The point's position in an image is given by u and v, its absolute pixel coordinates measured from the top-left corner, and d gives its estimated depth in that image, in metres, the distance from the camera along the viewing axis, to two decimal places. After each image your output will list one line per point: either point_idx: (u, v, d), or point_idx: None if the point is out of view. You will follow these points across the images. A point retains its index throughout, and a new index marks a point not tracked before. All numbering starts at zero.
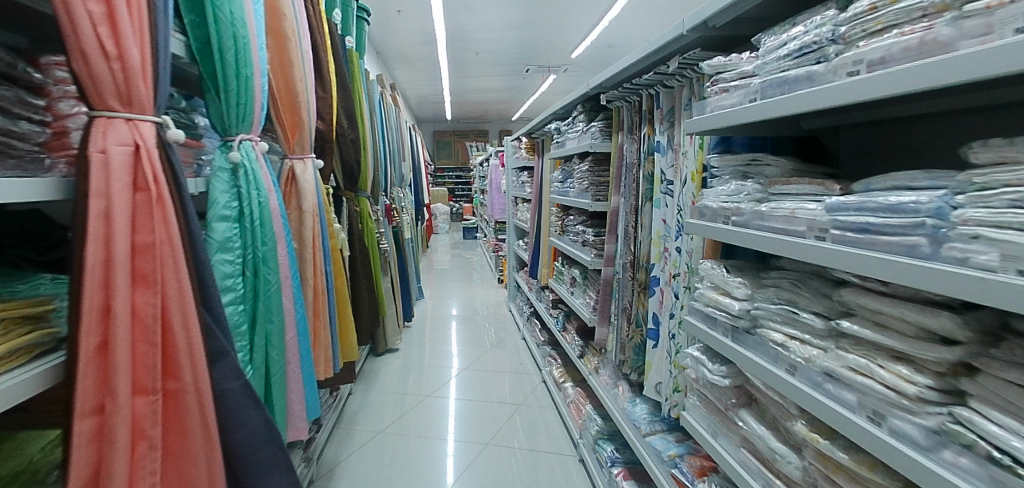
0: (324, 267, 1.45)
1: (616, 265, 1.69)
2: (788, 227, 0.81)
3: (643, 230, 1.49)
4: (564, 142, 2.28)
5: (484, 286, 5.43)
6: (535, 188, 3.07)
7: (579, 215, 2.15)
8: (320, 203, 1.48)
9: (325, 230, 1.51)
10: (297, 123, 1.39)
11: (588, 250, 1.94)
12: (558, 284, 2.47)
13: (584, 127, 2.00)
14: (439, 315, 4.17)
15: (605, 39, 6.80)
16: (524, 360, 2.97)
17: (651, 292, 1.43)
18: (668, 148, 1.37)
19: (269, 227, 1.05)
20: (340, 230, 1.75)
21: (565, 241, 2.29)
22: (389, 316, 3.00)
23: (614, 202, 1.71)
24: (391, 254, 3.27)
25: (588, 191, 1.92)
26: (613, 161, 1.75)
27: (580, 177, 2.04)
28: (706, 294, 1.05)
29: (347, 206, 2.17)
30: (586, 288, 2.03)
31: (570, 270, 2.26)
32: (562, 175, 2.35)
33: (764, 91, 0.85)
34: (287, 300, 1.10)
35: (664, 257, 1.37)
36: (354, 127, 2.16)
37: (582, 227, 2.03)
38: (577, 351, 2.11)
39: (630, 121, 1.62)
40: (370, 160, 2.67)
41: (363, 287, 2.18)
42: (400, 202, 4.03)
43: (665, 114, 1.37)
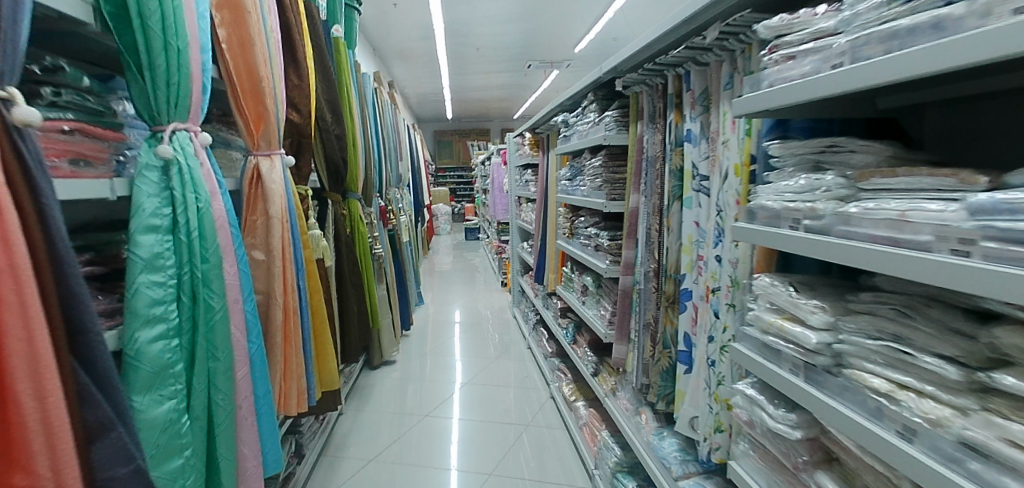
0: (296, 283, 1.24)
1: (637, 275, 1.47)
2: (900, 236, 0.58)
3: (669, 235, 1.28)
4: (572, 136, 2.05)
5: (488, 289, 5.22)
6: (540, 187, 2.85)
7: (590, 216, 1.92)
8: (293, 209, 1.27)
9: (299, 240, 1.29)
10: (262, 114, 1.18)
11: (602, 256, 1.72)
12: (568, 292, 2.25)
13: (595, 119, 1.78)
14: (440, 321, 3.97)
15: (610, 31, 6.56)
16: (530, 372, 2.76)
17: (682, 309, 1.21)
18: (702, 137, 1.15)
19: (214, 241, 0.84)
20: (320, 237, 1.55)
21: (575, 246, 2.06)
22: (386, 326, 2.81)
23: (633, 202, 1.49)
24: (387, 260, 3.07)
25: (601, 190, 1.70)
26: (631, 155, 1.53)
27: (591, 174, 1.82)
28: (766, 319, 0.83)
29: (334, 209, 1.96)
30: (600, 298, 1.82)
31: (580, 278, 2.05)
32: (570, 173, 2.13)
33: (854, 52, 0.63)
34: (240, 331, 0.89)
35: (698, 268, 1.16)
36: (340, 121, 1.95)
37: (594, 230, 1.81)
38: (590, 367, 1.90)
39: (652, 108, 1.40)
40: (361, 159, 2.47)
41: (352, 298, 1.98)
42: (397, 204, 3.83)
43: (697, 97, 1.16)
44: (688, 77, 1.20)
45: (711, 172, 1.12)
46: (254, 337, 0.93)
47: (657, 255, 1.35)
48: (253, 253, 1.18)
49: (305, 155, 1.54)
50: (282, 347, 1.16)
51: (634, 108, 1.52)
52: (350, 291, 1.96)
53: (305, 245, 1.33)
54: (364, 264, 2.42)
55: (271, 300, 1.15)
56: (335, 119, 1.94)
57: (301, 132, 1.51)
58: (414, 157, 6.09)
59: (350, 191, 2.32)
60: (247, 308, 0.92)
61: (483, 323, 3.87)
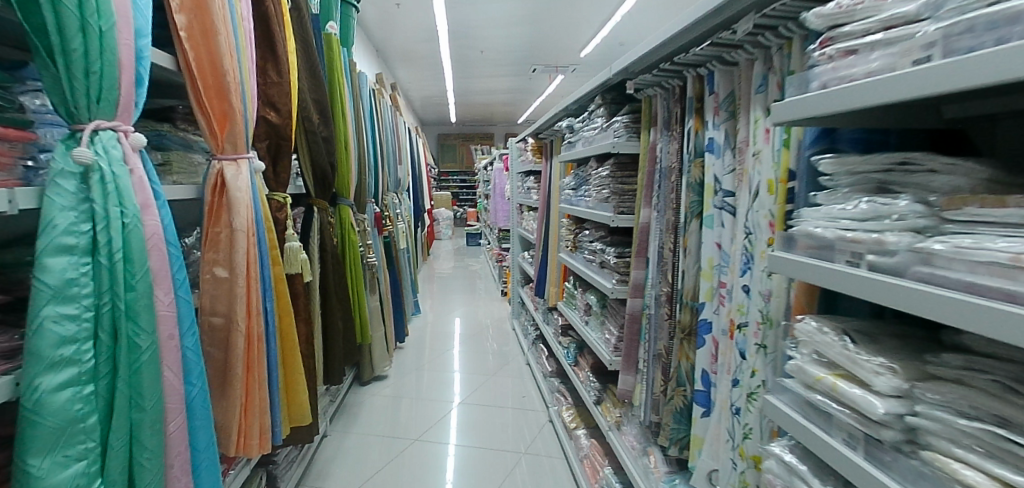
0: (261, 305, 1.10)
1: (647, 298, 1.33)
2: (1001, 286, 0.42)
3: (686, 258, 1.13)
4: (577, 143, 1.91)
5: (488, 298, 5.07)
6: (542, 196, 2.71)
7: (594, 230, 1.77)
8: (262, 221, 1.13)
9: (267, 256, 1.15)
10: (228, 113, 1.05)
11: (608, 274, 1.58)
12: (570, 309, 2.10)
13: (602, 125, 1.64)
14: (438, 331, 3.82)
15: (617, 36, 6.45)
16: (528, 391, 2.60)
17: (700, 344, 1.06)
18: (727, 147, 1.02)
19: (144, 265, 0.69)
20: (297, 249, 1.41)
21: (579, 261, 1.91)
22: (378, 339, 2.66)
23: (644, 217, 1.34)
24: (381, 268, 2.93)
25: (608, 201, 1.56)
26: (643, 166, 1.39)
27: (596, 184, 1.68)
28: (812, 374, 0.68)
29: (320, 217, 1.83)
30: (604, 320, 1.66)
31: (583, 295, 1.89)
32: (575, 182, 1.99)
33: (947, 42, 0.48)
34: (176, 373, 0.74)
35: (721, 298, 1.01)
36: (327, 123, 1.82)
37: (599, 245, 1.66)
38: (592, 394, 1.74)
39: (667, 113, 1.26)
40: (352, 162, 2.34)
41: (337, 313, 1.83)
42: (394, 209, 3.69)
43: (721, 102, 1.02)
44: (711, 79, 1.06)
45: (738, 188, 0.98)
46: (194, 378, 0.79)
47: (671, 279, 1.20)
48: (216, 270, 1.04)
49: (284, 159, 1.41)
50: (244, 379, 1.02)
51: (646, 114, 1.39)
52: (335, 305, 1.82)
53: (276, 261, 1.19)
54: (354, 274, 2.28)
55: (233, 325, 1.02)
56: (323, 121, 1.80)
57: (280, 134, 1.38)
58: (414, 160, 5.97)
59: (341, 196, 2.20)
60: (185, 345, 0.78)
61: (480, 335, 3.71)
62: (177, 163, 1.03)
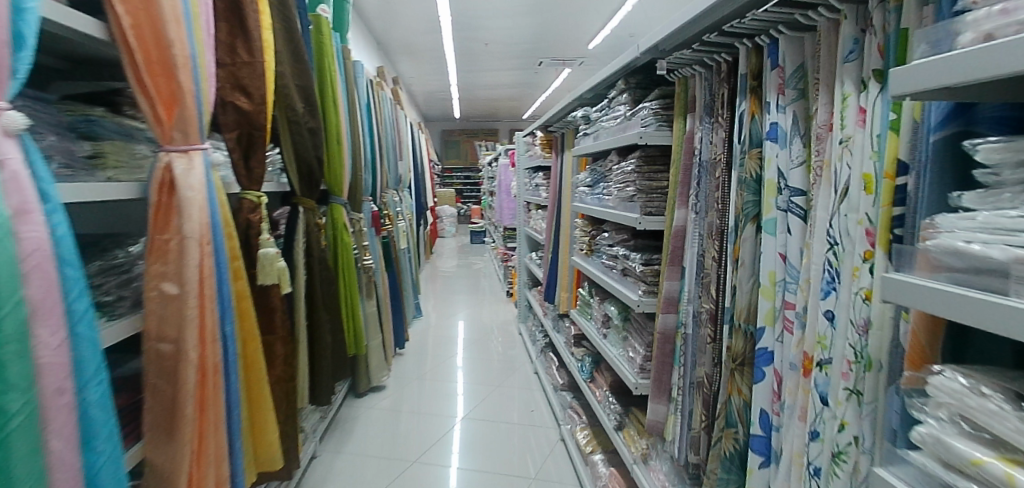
0: (219, 329, 0.91)
1: (683, 314, 1.13)
2: None
3: (736, 271, 0.93)
4: (594, 135, 1.70)
5: (493, 300, 4.87)
6: (552, 193, 2.51)
7: (614, 232, 1.56)
8: (218, 228, 0.93)
9: (226, 268, 0.95)
10: (176, 93, 0.85)
11: (632, 284, 1.37)
12: (584, 319, 1.90)
13: (625, 114, 1.43)
14: (443, 335, 3.64)
15: (627, 27, 6.20)
16: (537, 402, 2.41)
17: (757, 378, 0.86)
18: (796, 135, 0.82)
19: (18, 294, 0.49)
20: (277, 257, 1.22)
21: (596, 266, 1.70)
22: (374, 348, 2.47)
23: (678, 219, 1.14)
24: (379, 271, 2.75)
25: (633, 201, 1.35)
26: (676, 159, 1.19)
27: (616, 181, 1.47)
28: (963, 454, 0.45)
29: (306, 218, 1.63)
30: (627, 335, 1.46)
31: (600, 304, 1.68)
32: (591, 179, 1.78)
33: None
34: (69, 440, 0.56)
35: (786, 323, 0.81)
36: (314, 113, 1.63)
37: (621, 250, 1.45)
38: (612, 418, 1.53)
39: (708, 96, 1.06)
40: (345, 158, 2.15)
41: (325, 323, 1.64)
42: (394, 207, 3.50)
43: (788, 77, 0.82)
44: (773, 50, 0.85)
45: (814, 186, 0.77)
46: (100, 442, 0.62)
47: (716, 295, 1.00)
48: (162, 286, 0.84)
49: (258, 152, 1.21)
50: (195, 418, 0.84)
51: (680, 99, 1.18)
52: (323, 316, 1.63)
53: (240, 275, 1.00)
54: (347, 279, 2.11)
55: (181, 354, 0.84)
56: (309, 111, 1.61)
57: (254, 123, 1.19)
58: (416, 156, 5.76)
59: (333, 194, 2.07)
60: (87, 400, 0.59)
61: (485, 339, 3.51)
62: (114, 156, 0.83)
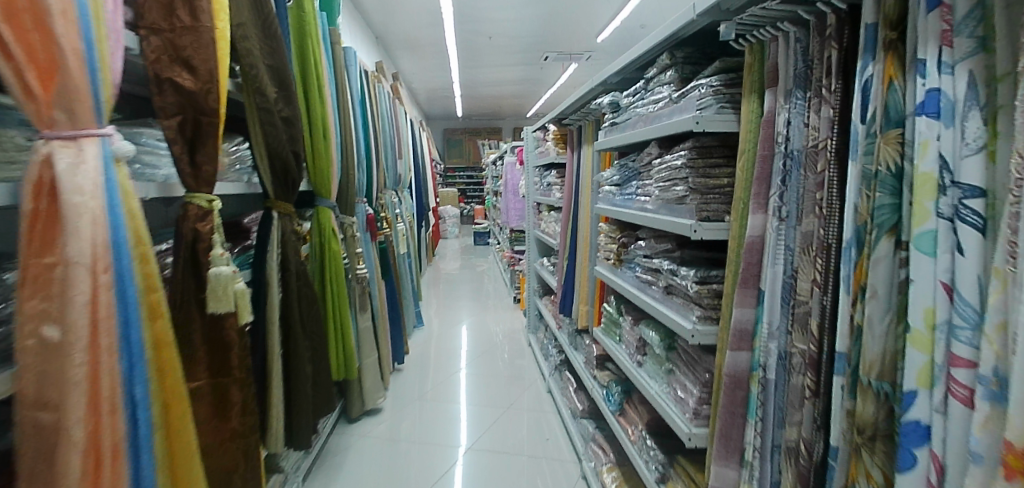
0: (125, 394, 0.63)
1: (759, 354, 0.86)
2: None
3: (862, 304, 0.65)
4: (623, 125, 1.43)
5: (499, 307, 4.57)
6: (567, 193, 2.24)
7: (651, 240, 1.29)
8: (125, 251, 0.65)
9: (138, 307, 0.67)
10: (52, 58, 0.59)
11: (682, 307, 1.10)
12: (610, 340, 1.62)
13: (668, 96, 1.15)
14: (445, 346, 3.37)
15: (638, 17, 5.89)
16: (552, 428, 2.12)
17: (903, 464, 0.59)
18: (971, 106, 0.52)
19: None
20: (236, 280, 0.96)
21: (626, 280, 1.43)
22: (369, 367, 2.20)
23: (753, 228, 0.87)
24: (376, 280, 2.49)
25: (682, 202, 1.08)
26: (745, 151, 0.92)
27: (657, 178, 1.20)
28: None
29: (281, 225, 1.36)
30: (673, 368, 1.18)
31: (632, 326, 1.40)
32: (619, 177, 1.51)
33: None
34: None
35: (954, 387, 0.53)
36: (291, 101, 1.37)
37: (664, 263, 1.18)
38: (652, 468, 1.24)
39: (800, 66, 0.79)
40: (334, 154, 1.91)
41: (304, 351, 1.37)
42: (392, 208, 3.24)
43: (959, 23, 0.52)
44: None
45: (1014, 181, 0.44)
46: None
47: (821, 334, 0.73)
48: (42, 330, 0.58)
49: (208, 146, 0.94)
50: None
51: (751, 73, 0.91)
52: (301, 342, 1.36)
53: (158, 313, 0.72)
54: (335, 291, 1.84)
55: (61, 429, 0.57)
56: (283, 97, 1.34)
57: (201, 106, 0.92)
58: (417, 156, 5.48)
59: (320, 196, 1.84)
60: None
61: (492, 351, 3.24)
62: None
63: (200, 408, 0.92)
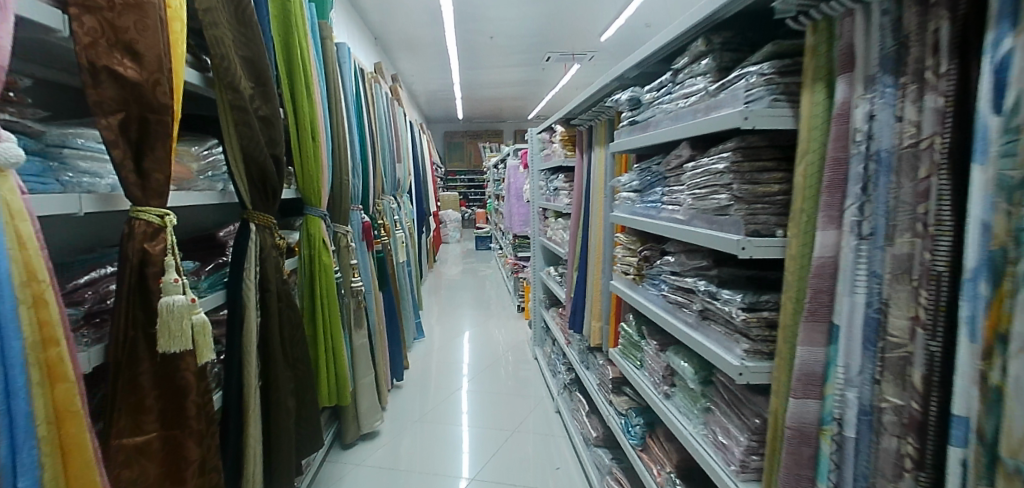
0: None
1: (833, 403, 0.70)
2: None
3: (1000, 360, 0.45)
4: (645, 123, 1.26)
5: (502, 316, 4.38)
6: (577, 198, 2.08)
7: (682, 255, 1.12)
8: (8, 295, 0.51)
9: (26, 369, 0.53)
10: None
11: (724, 337, 0.93)
12: (629, 364, 1.45)
13: (702, 89, 0.99)
14: (447, 359, 3.20)
15: (644, 16, 5.72)
16: (565, 456, 1.95)
17: None
18: None
19: None
20: (195, 313, 0.80)
21: (651, 299, 1.26)
22: (365, 388, 2.03)
23: (824, 247, 0.71)
24: (372, 292, 2.33)
25: (725, 213, 0.92)
26: (808, 152, 0.76)
27: (690, 184, 1.03)
28: None
29: (261, 240, 1.19)
30: (711, 407, 1.00)
31: (658, 352, 1.23)
32: (641, 182, 1.34)
33: None
34: None
35: None
36: (270, 98, 1.21)
37: (700, 284, 1.01)
38: None
39: (887, 45, 0.63)
40: (326, 158, 1.76)
41: (285, 383, 1.20)
42: (389, 214, 3.09)
43: None
44: None
45: None
46: None
47: (928, 389, 0.56)
48: None
49: (157, 150, 0.78)
50: None
51: (814, 57, 0.75)
52: (283, 373, 1.19)
53: (59, 374, 0.57)
54: (325, 308, 1.68)
55: None
56: (260, 93, 1.18)
57: (148, 101, 0.76)
58: (417, 159, 5.32)
59: (309, 204, 1.69)
60: None
61: (496, 365, 3.06)
62: None
63: (148, 467, 0.76)
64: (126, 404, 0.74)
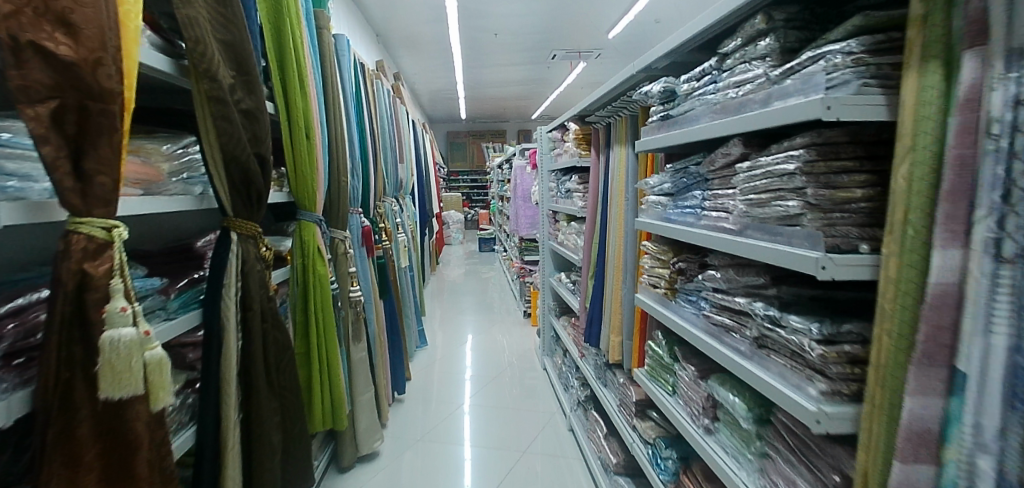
0: None
1: (957, 473, 0.54)
2: None
3: None
4: (681, 118, 1.11)
5: (508, 322, 4.23)
6: (592, 201, 1.92)
7: (728, 270, 0.97)
8: None
9: None
10: None
11: (791, 373, 0.77)
12: (658, 389, 1.29)
13: (762, 76, 0.84)
14: (450, 369, 3.05)
15: (653, 12, 5.55)
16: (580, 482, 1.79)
17: None
18: None
19: None
20: (149, 351, 0.65)
21: (686, 319, 1.11)
22: (364, 406, 1.88)
23: (943, 271, 0.55)
24: (372, 300, 2.18)
25: (796, 224, 0.76)
26: (912, 149, 0.60)
27: (744, 188, 0.88)
28: None
29: (243, 252, 1.04)
30: (770, 453, 0.84)
31: (697, 380, 1.07)
32: (675, 185, 1.19)
33: None
34: None
35: None
36: (255, 89, 1.06)
37: (756, 307, 0.85)
38: None
39: None
40: (322, 158, 1.61)
41: (271, 415, 1.05)
42: (391, 216, 2.94)
43: None
44: None
45: None
46: None
47: None
48: None
49: (100, 147, 0.62)
50: None
51: (925, 28, 0.59)
52: (267, 404, 1.04)
53: None
54: (320, 323, 1.53)
55: None
56: (243, 83, 1.03)
57: (87, 85, 0.60)
58: (420, 158, 5.17)
59: (303, 209, 1.54)
60: None
61: (502, 376, 2.91)
62: None
63: None
64: (62, 460, 0.59)
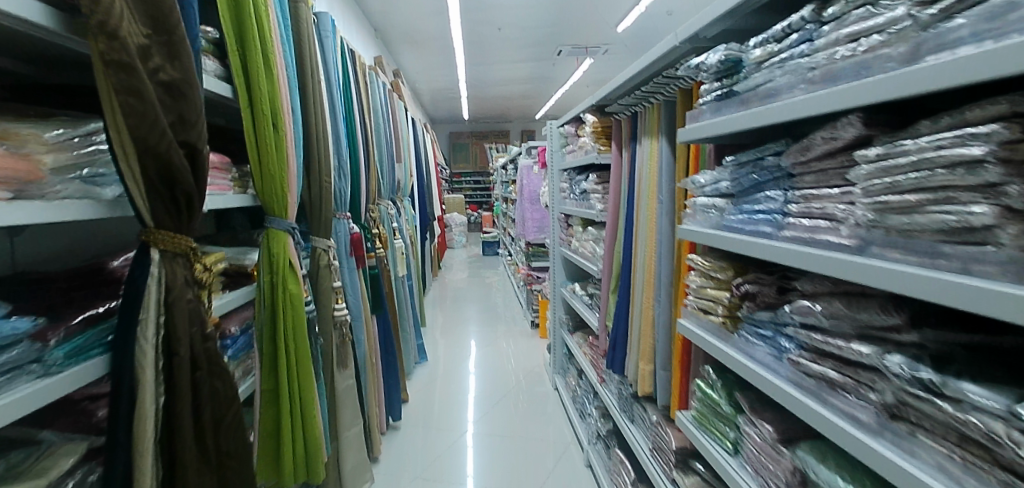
0: None
1: None
2: None
3: None
4: (752, 94, 0.84)
5: (515, 332, 3.96)
6: (615, 203, 1.65)
7: (834, 302, 0.70)
8: None
9: None
10: None
11: (966, 474, 0.48)
12: (710, 443, 1.01)
13: (903, 18, 0.56)
14: (453, 387, 2.78)
15: (666, 3, 5.26)
16: None
17: None
18: None
19: None
20: None
21: (760, 362, 0.83)
22: (351, 445, 1.61)
23: None
24: (363, 317, 1.92)
25: (980, 242, 0.47)
26: None
27: (874, 187, 0.60)
28: None
29: (174, 277, 0.78)
30: None
31: (777, 447, 0.80)
32: (739, 184, 0.91)
33: None
34: None
35: None
36: (181, 57, 0.80)
37: (894, 362, 0.58)
38: None
39: None
40: (297, 155, 1.35)
41: None
42: (387, 221, 2.70)
43: None
44: None
45: None
46: None
47: None
48: None
49: None
50: None
51: None
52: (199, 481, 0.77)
53: None
54: (295, 352, 1.27)
55: None
56: (161, 47, 0.76)
57: None
58: (422, 159, 4.93)
59: (272, 215, 1.28)
60: None
61: (510, 397, 2.64)
62: None
63: None
64: None
